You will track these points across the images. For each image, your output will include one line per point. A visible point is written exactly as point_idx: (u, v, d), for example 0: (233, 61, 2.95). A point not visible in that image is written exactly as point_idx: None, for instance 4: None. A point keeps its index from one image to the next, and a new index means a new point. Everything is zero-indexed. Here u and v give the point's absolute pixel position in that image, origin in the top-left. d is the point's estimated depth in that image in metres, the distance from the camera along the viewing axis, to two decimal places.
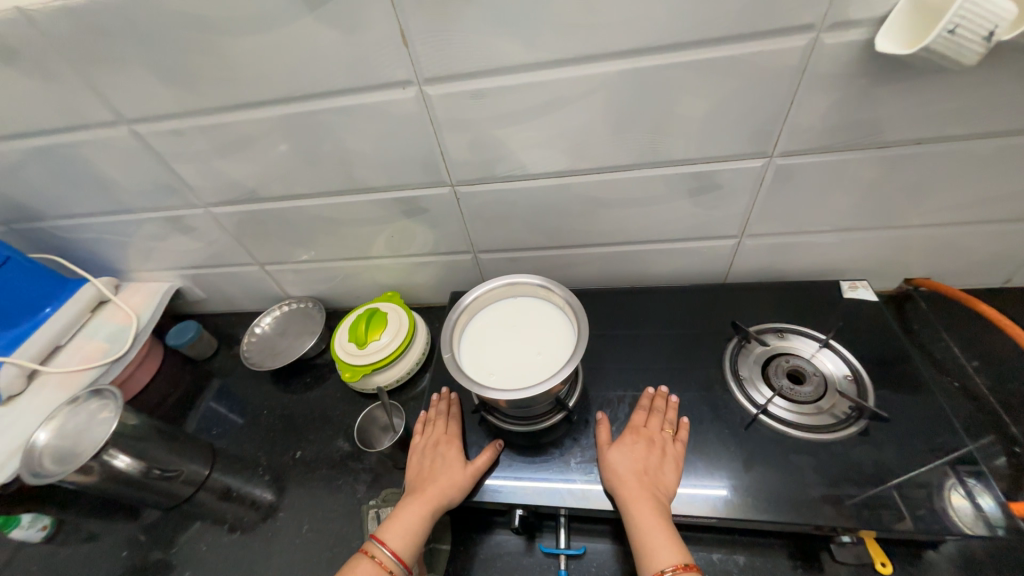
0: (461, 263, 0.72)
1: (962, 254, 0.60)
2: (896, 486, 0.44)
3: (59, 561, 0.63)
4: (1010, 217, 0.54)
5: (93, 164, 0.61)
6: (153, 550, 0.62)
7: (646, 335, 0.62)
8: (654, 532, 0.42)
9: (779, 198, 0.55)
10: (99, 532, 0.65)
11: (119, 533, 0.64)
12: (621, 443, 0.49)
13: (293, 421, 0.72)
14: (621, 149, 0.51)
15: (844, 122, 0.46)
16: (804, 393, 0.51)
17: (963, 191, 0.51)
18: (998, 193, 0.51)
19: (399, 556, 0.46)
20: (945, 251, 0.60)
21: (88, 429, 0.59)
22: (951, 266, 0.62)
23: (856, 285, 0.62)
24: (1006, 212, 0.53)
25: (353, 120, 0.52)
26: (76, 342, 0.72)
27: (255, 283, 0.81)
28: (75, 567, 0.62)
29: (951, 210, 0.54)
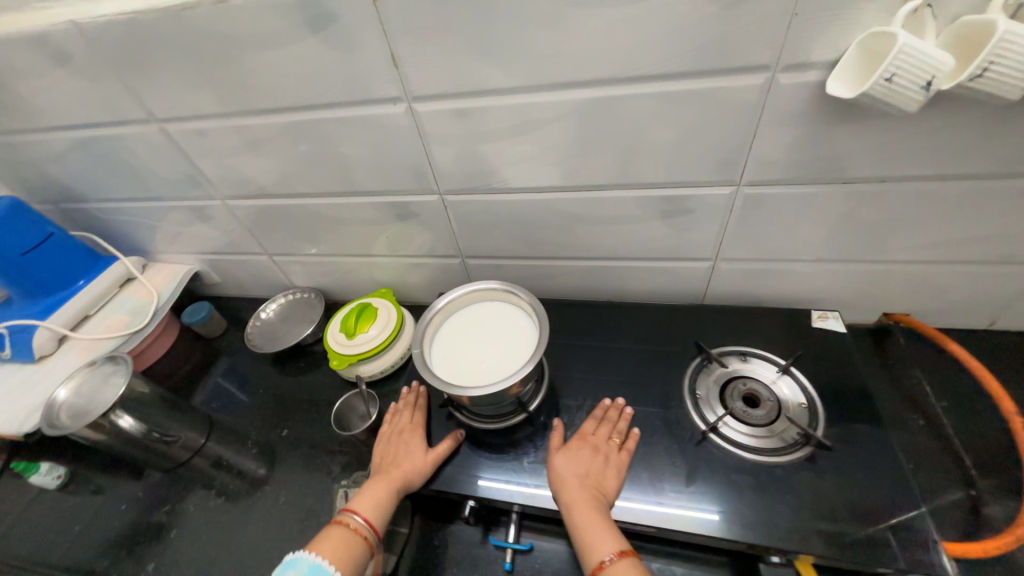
0: (451, 267, 0.76)
1: (938, 294, 0.60)
2: (832, 513, 0.45)
3: (70, 507, 0.70)
4: (983, 260, 0.54)
5: (128, 155, 0.68)
6: (149, 506, 0.68)
7: (616, 349, 0.65)
8: (593, 527, 0.45)
9: (749, 226, 0.57)
10: (105, 486, 0.72)
11: (122, 488, 0.71)
12: (569, 448, 0.52)
13: (285, 402, 0.78)
14: (595, 170, 0.55)
15: (806, 156, 0.48)
16: (756, 416, 0.53)
17: (931, 231, 0.52)
18: (968, 235, 0.52)
19: (371, 523, 0.51)
20: (920, 289, 0.60)
21: (100, 391, 0.66)
22: (928, 304, 0.62)
23: (827, 316, 0.62)
24: (979, 255, 0.54)
25: (351, 130, 0.57)
26: (103, 313, 0.80)
27: (265, 272, 0.88)
28: (82, 514, 0.69)
29: (922, 248, 0.54)
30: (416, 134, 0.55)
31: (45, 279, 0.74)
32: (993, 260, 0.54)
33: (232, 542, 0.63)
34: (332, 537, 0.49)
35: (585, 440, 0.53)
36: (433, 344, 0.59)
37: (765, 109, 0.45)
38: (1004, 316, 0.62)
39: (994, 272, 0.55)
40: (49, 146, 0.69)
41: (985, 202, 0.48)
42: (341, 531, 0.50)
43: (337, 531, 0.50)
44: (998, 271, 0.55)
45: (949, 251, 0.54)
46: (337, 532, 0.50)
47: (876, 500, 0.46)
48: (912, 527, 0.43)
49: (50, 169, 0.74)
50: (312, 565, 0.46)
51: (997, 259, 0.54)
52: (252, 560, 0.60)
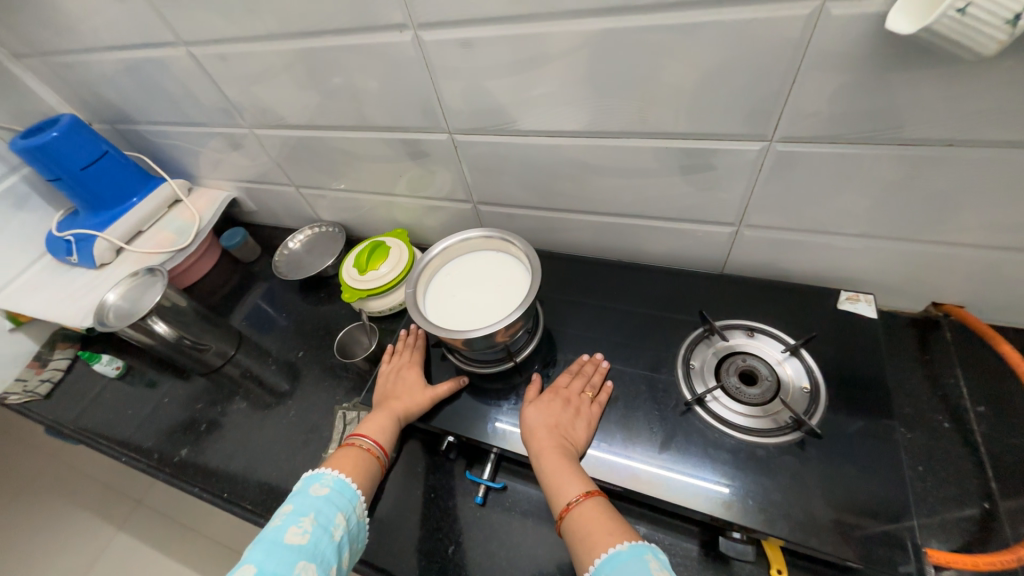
0: (463, 212, 0.75)
1: (1002, 287, 0.52)
2: (808, 503, 0.43)
3: (127, 394, 0.82)
4: None
5: (164, 79, 0.71)
6: (187, 405, 0.78)
7: (616, 311, 0.63)
8: (560, 472, 0.46)
9: (779, 189, 0.50)
10: (154, 381, 0.83)
11: (167, 384, 0.82)
12: (539, 399, 0.53)
13: (305, 326, 0.84)
14: (609, 116, 0.50)
15: (853, 110, 0.41)
16: (749, 393, 0.50)
17: (1003, 210, 0.44)
18: None
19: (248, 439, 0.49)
20: (981, 279, 0.52)
21: (141, 298, 0.74)
22: (988, 298, 0.54)
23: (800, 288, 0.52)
24: None
25: (360, 59, 0.55)
26: (153, 231, 0.88)
27: (293, 204, 0.92)
28: (135, 402, 0.80)
29: (989, 231, 0.46)
30: (423, 65, 0.52)
31: (101, 194, 0.82)
32: None
33: (249, 442, 0.71)
34: (344, 457, 0.54)
35: (556, 392, 0.54)
36: (427, 287, 0.59)
37: (809, 48, 0.38)
38: None
39: None
40: (98, 67, 0.73)
41: None
42: (353, 452, 0.54)
43: (349, 453, 0.54)
44: None
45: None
46: (349, 453, 0.54)
47: (861, 496, 0.43)
48: (894, 527, 0.40)
49: (102, 90, 0.79)
50: (336, 480, 0.51)
51: None
52: (264, 459, 0.68)
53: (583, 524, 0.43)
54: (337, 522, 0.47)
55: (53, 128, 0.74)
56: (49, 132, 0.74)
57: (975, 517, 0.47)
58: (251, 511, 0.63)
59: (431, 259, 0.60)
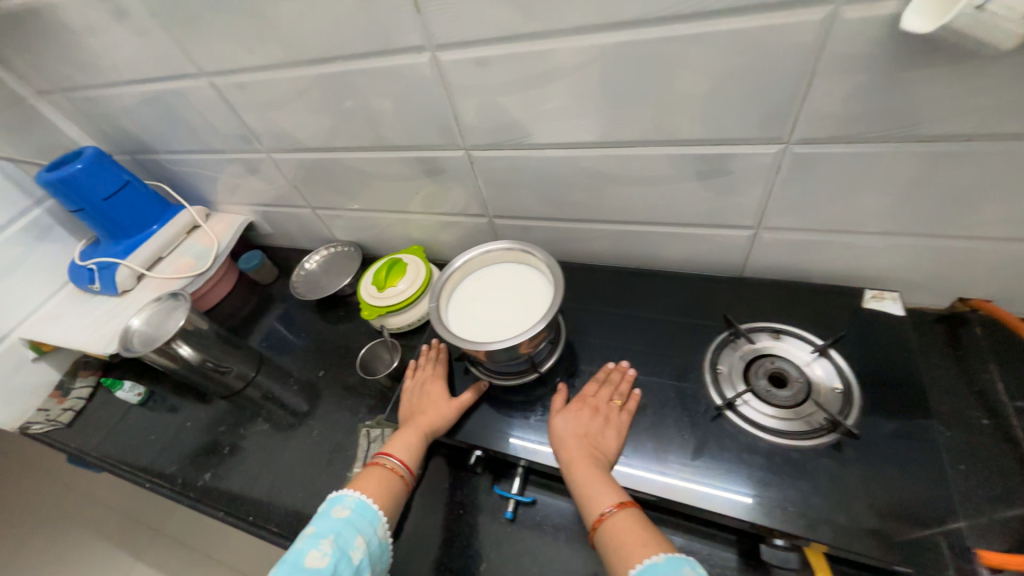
0: (479, 226, 0.76)
1: None
2: (851, 506, 0.42)
3: (149, 419, 0.82)
4: None
5: (185, 109, 0.73)
6: (208, 430, 0.78)
7: (639, 319, 0.63)
8: (592, 482, 0.46)
9: (797, 190, 0.51)
10: (175, 406, 0.83)
11: (188, 408, 0.82)
12: (567, 409, 0.53)
13: (324, 345, 0.85)
14: (624, 125, 0.51)
15: (870, 109, 0.41)
16: (780, 396, 0.50)
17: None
18: None
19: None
20: (1012, 272, 0.51)
21: (164, 322, 0.75)
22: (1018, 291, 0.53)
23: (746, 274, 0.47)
24: None
25: (378, 81, 0.57)
26: (173, 257, 0.90)
27: (310, 225, 0.93)
28: (157, 427, 0.80)
29: (1015, 224, 0.46)
30: (439, 82, 0.54)
31: (123, 223, 0.84)
32: None
33: (272, 464, 0.70)
34: (368, 476, 0.53)
35: (583, 402, 0.54)
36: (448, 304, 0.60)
37: (823, 51, 0.39)
38: None
39: None
40: (121, 100, 0.76)
41: None
42: (377, 470, 0.54)
43: (373, 471, 0.54)
44: None
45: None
46: (373, 471, 0.54)
47: (899, 497, 0.42)
48: (939, 527, 0.40)
49: (125, 123, 0.81)
50: (358, 501, 0.51)
51: None
52: (289, 481, 0.68)
53: (616, 537, 0.42)
54: (355, 544, 0.47)
55: (78, 161, 0.77)
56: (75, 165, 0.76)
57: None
58: (277, 534, 0.63)
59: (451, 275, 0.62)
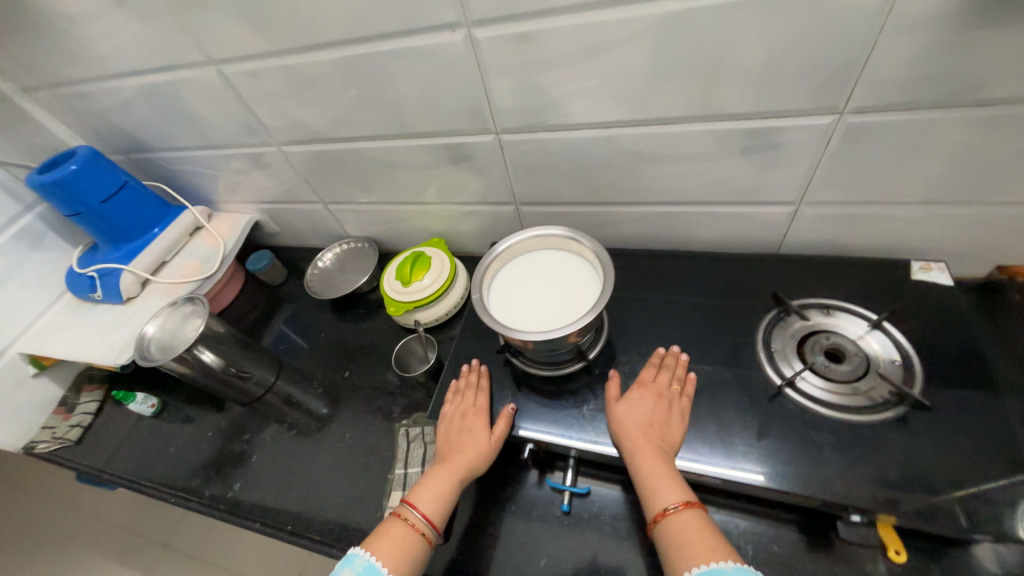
0: (504, 215, 0.74)
1: None
2: (931, 483, 0.42)
3: (163, 432, 0.78)
4: None
5: (185, 101, 0.69)
6: (231, 441, 0.74)
7: (681, 304, 0.62)
8: (657, 476, 0.45)
9: (846, 161, 0.50)
10: (190, 415, 0.79)
11: (205, 418, 0.78)
12: (629, 395, 0.52)
13: (346, 344, 0.82)
14: (669, 102, 0.49)
15: (933, 74, 0.40)
16: (840, 371, 0.50)
17: None
18: None
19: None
20: None
21: (181, 328, 0.72)
22: None
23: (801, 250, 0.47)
24: None
25: (405, 63, 0.54)
26: (178, 260, 0.86)
27: (321, 222, 0.89)
28: (174, 439, 0.77)
29: None
30: (472, 62, 0.51)
31: (124, 227, 0.79)
32: None
33: (304, 470, 0.68)
34: (388, 532, 0.48)
35: (644, 387, 0.52)
36: (489, 291, 0.58)
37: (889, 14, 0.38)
38: None
39: None
40: (114, 94, 0.71)
41: None
42: (396, 528, 0.49)
43: (394, 526, 0.49)
44: None
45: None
46: (393, 527, 0.49)
47: (973, 467, 0.42)
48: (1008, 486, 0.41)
49: (118, 119, 0.76)
50: (366, 565, 0.45)
51: None
52: (325, 486, 0.65)
53: (681, 532, 0.41)
54: None
55: (72, 160, 0.71)
56: (68, 166, 0.71)
57: None
58: (319, 542, 0.60)
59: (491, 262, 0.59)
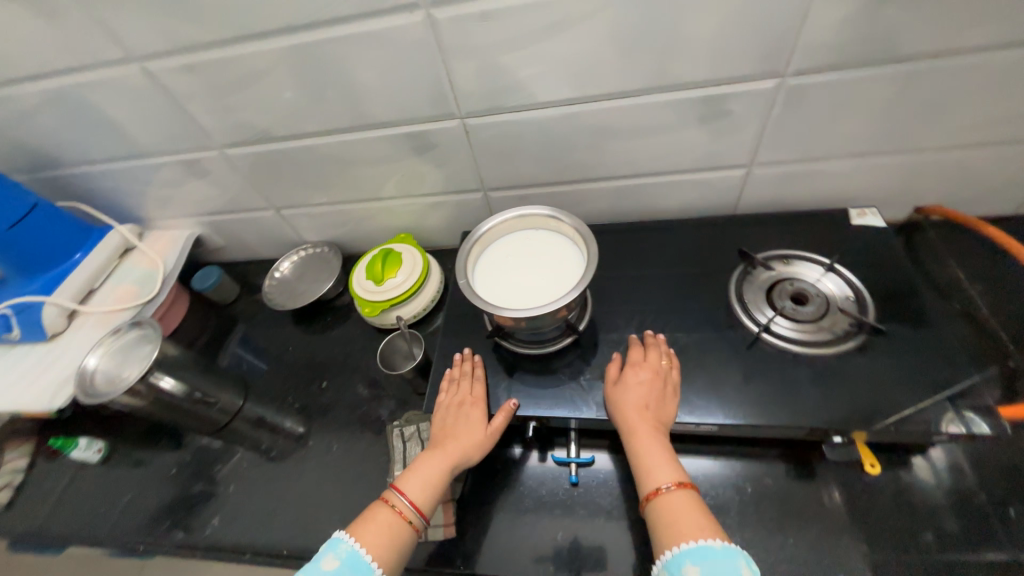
0: (468, 203, 0.86)
1: (970, 175, 0.72)
2: (876, 379, 0.60)
3: (113, 479, 0.83)
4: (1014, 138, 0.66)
5: (99, 108, 0.73)
6: (195, 484, 0.79)
7: (654, 275, 0.78)
8: (656, 459, 0.58)
9: (794, 116, 0.66)
10: (140, 459, 0.85)
11: (162, 459, 0.84)
12: (625, 377, 0.64)
13: (314, 358, 0.91)
14: (580, 75, 0.62)
15: (858, 36, 0.56)
16: (805, 312, 0.68)
17: (977, 111, 0.63)
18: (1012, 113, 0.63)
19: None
20: (957, 173, 0.72)
21: (127, 356, 0.78)
22: (957, 192, 0.75)
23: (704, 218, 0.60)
24: (1007, 134, 0.66)
25: (356, 48, 0.62)
26: (107, 286, 0.88)
27: (274, 230, 0.97)
28: (131, 485, 0.82)
29: (959, 131, 0.66)
30: (428, 35, 0.59)
31: (39, 257, 0.81)
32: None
33: (283, 494, 0.75)
34: (372, 519, 0.58)
35: (640, 367, 0.65)
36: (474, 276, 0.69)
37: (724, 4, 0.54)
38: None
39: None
40: (23, 101, 0.72)
41: None
42: (382, 515, 0.59)
43: (379, 512, 0.59)
44: None
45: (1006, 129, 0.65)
46: (377, 515, 0.59)
47: (885, 391, 0.59)
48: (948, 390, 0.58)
49: (18, 132, 0.78)
50: (348, 552, 0.55)
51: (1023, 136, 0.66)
52: (310, 502, 0.74)
53: (674, 504, 0.54)
54: None
55: None
56: None
57: (1005, 369, 0.62)
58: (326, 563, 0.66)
59: (474, 249, 0.71)
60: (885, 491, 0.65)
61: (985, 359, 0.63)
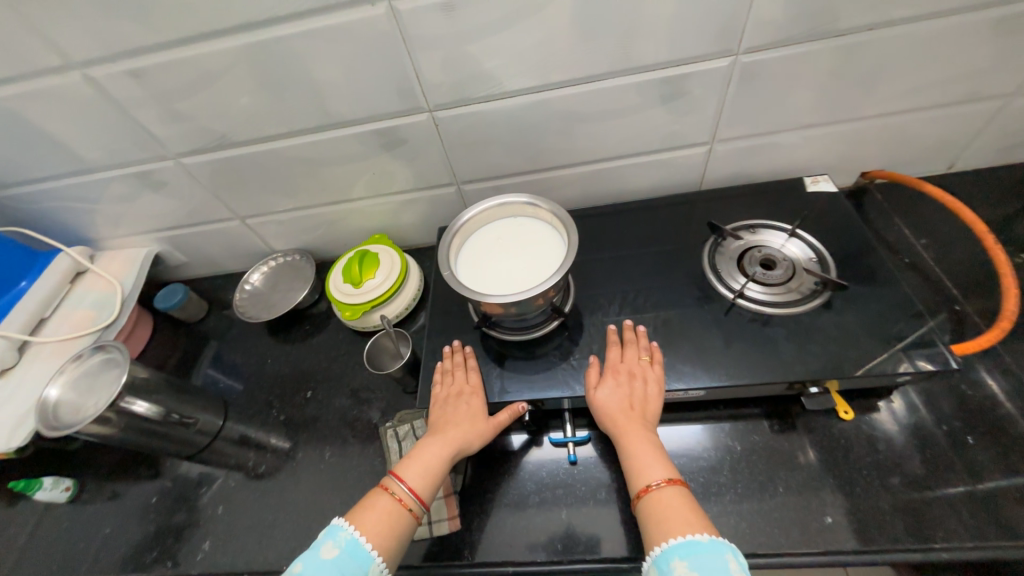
0: (397, 203, 1.03)
1: (894, 135, 0.91)
2: (826, 326, 0.75)
3: (90, 512, 0.95)
4: (938, 102, 0.84)
5: (48, 127, 0.82)
6: (174, 513, 0.92)
7: (626, 255, 0.95)
8: (645, 455, 0.67)
9: (749, 90, 0.80)
10: (115, 491, 0.97)
11: (137, 490, 0.96)
12: (607, 381, 0.75)
13: (299, 372, 1.08)
14: (506, 63, 0.74)
15: (803, 11, 0.68)
16: (774, 276, 0.83)
17: (895, 81, 0.80)
18: (924, 80, 0.80)
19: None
20: (884, 133, 0.90)
21: (85, 389, 0.88)
22: (889, 154, 0.95)
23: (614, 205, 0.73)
24: (939, 96, 0.83)
25: (315, 43, 0.71)
26: (63, 312, 1.02)
27: (237, 241, 1.11)
28: (105, 514, 0.94)
29: (883, 99, 0.83)
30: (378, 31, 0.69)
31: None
32: (938, 102, 0.84)
33: (282, 507, 0.88)
34: (372, 504, 0.68)
35: (619, 369, 0.76)
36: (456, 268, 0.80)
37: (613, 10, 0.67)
38: (957, 157, 0.98)
39: (948, 109, 0.86)
40: None
41: (936, 42, 0.74)
42: (382, 501, 0.68)
43: (377, 499, 0.68)
44: (952, 108, 0.86)
45: (912, 101, 0.84)
46: (376, 501, 0.68)
47: (855, 341, 0.73)
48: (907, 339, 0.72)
49: None
50: (348, 540, 0.63)
51: (941, 100, 0.84)
52: (306, 515, 0.86)
53: (664, 500, 0.62)
54: None
55: None
56: None
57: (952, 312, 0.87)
58: None
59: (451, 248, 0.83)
60: (857, 433, 0.80)
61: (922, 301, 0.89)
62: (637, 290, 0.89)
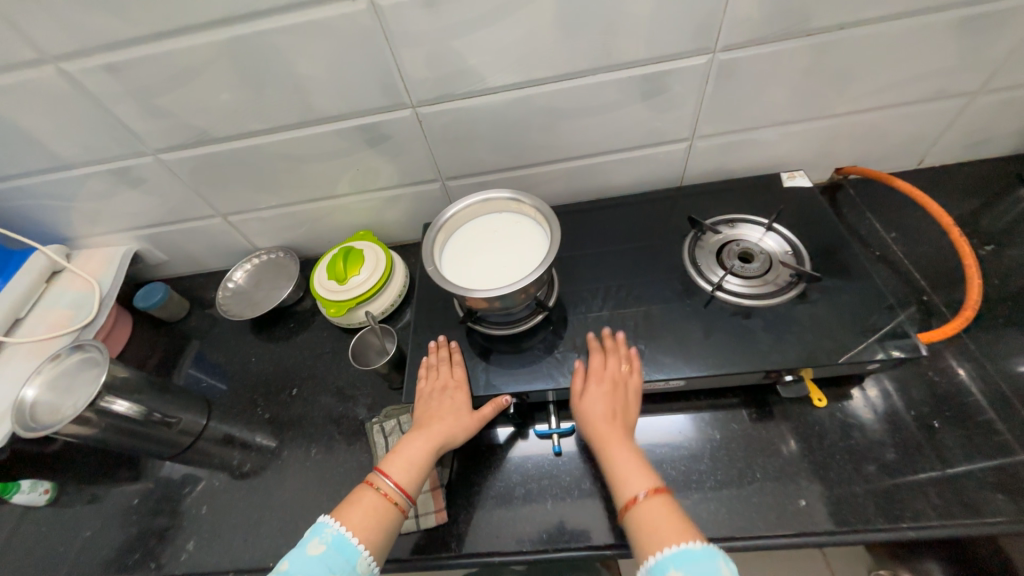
0: (379, 200, 1.07)
1: (858, 132, 0.98)
2: (796, 315, 0.80)
3: (65, 518, 0.96)
4: (895, 101, 0.91)
5: (27, 125, 0.84)
6: (151, 518, 0.93)
7: (603, 253, 0.99)
8: (628, 464, 0.70)
9: (721, 87, 0.85)
10: (90, 496, 0.98)
11: (109, 496, 0.97)
12: (590, 386, 0.78)
13: (288, 370, 1.10)
14: (482, 56, 0.78)
15: (768, 14, 0.74)
16: (752, 268, 0.88)
17: (857, 80, 0.86)
18: (880, 82, 0.87)
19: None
20: (851, 130, 0.97)
21: (63, 388, 0.89)
22: (853, 150, 1.03)
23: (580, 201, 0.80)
24: (895, 96, 0.90)
25: (299, 38, 0.73)
26: (40, 313, 1.05)
27: (223, 236, 1.16)
28: (81, 518, 0.95)
29: (845, 99, 0.90)
30: (358, 24, 0.72)
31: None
32: (896, 101, 0.92)
33: (268, 509, 0.90)
34: (357, 504, 0.70)
35: (602, 375, 0.79)
36: (433, 262, 0.82)
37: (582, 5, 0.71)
38: (921, 153, 1.06)
39: (901, 109, 0.94)
40: None
41: (890, 44, 0.80)
42: (367, 500, 0.70)
43: (364, 498, 0.71)
44: (904, 108, 0.94)
45: (871, 99, 0.90)
46: (362, 501, 0.70)
47: (827, 330, 0.77)
48: (883, 330, 0.76)
49: None
50: (335, 535, 0.66)
51: (897, 100, 0.91)
52: (291, 515, 0.88)
53: (649, 509, 0.64)
54: None
55: None
56: None
57: (921, 302, 0.92)
58: None
59: (438, 241, 0.88)
60: (831, 421, 0.83)
61: (895, 293, 0.94)
62: (615, 284, 0.93)
